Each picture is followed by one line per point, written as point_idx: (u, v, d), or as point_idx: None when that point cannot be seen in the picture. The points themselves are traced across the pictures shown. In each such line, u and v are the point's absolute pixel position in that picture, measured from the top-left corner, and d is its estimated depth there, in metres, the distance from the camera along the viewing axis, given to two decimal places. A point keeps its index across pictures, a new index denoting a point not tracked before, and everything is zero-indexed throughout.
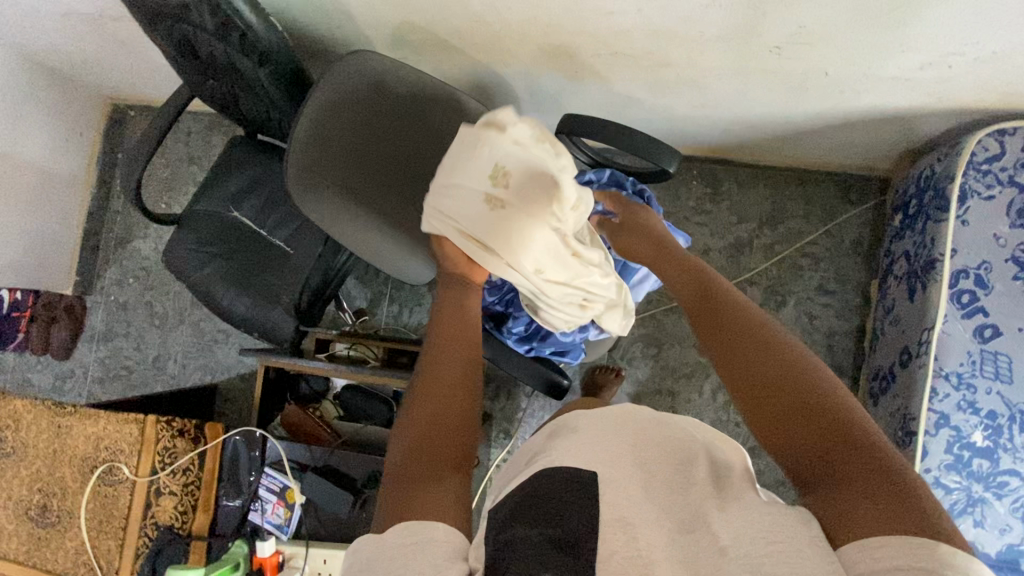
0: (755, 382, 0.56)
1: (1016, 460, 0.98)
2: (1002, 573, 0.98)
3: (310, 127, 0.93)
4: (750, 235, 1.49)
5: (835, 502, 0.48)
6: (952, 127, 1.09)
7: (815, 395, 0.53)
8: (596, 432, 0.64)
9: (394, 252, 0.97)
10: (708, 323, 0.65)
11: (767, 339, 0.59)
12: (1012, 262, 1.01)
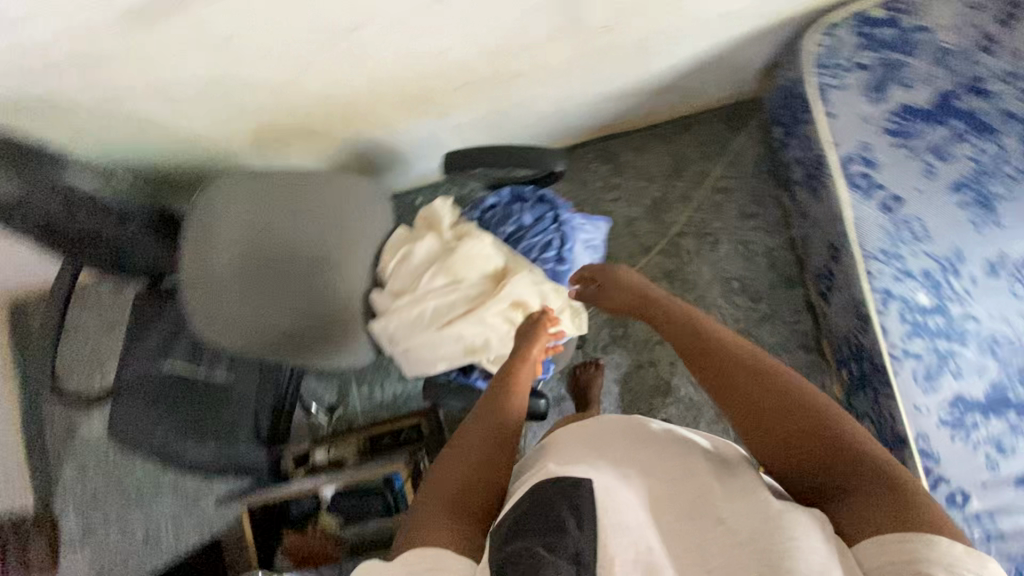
0: (764, 410, 0.67)
1: (962, 305, 1.05)
2: (996, 410, 1.03)
3: (196, 237, 0.94)
4: (662, 192, 1.55)
5: (855, 512, 0.57)
6: (788, 36, 1.17)
7: (830, 425, 0.63)
8: (611, 457, 0.70)
9: (310, 344, 0.96)
10: (706, 362, 0.75)
11: (776, 377, 0.68)
12: (884, 133, 1.09)
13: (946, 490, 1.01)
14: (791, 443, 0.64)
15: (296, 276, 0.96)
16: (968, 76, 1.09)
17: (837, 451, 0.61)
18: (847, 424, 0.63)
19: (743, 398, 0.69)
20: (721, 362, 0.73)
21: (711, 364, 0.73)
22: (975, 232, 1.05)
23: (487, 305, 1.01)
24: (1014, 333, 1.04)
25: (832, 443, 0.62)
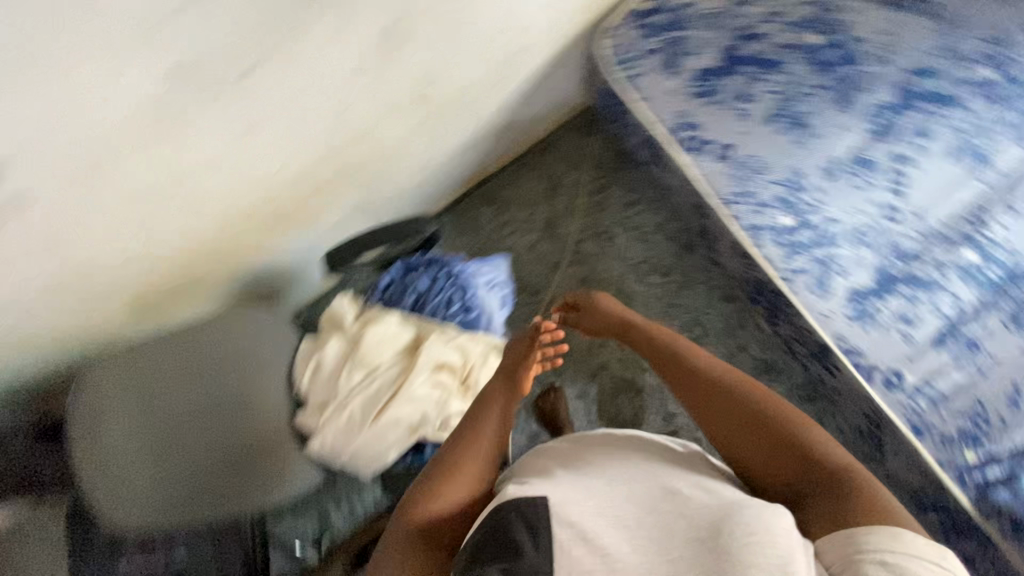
0: (738, 418, 0.75)
1: (818, 212, 1.15)
2: (887, 290, 1.11)
3: (90, 432, 0.94)
4: (547, 212, 1.65)
5: (821, 512, 0.65)
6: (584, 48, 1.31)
7: (804, 432, 0.72)
8: (580, 464, 0.74)
9: (231, 491, 0.91)
10: (684, 376, 0.83)
11: (748, 390, 0.76)
12: (693, 97, 1.21)
13: (882, 376, 1.09)
14: (767, 446, 0.72)
15: (198, 427, 0.95)
16: (738, 28, 1.24)
17: (809, 455, 0.70)
18: (816, 438, 0.71)
19: (722, 407, 0.76)
20: (701, 375, 0.81)
21: (691, 380, 0.81)
22: (800, 147, 1.18)
23: (412, 379, 1.04)
24: (872, 218, 1.15)
25: (805, 448, 0.70)
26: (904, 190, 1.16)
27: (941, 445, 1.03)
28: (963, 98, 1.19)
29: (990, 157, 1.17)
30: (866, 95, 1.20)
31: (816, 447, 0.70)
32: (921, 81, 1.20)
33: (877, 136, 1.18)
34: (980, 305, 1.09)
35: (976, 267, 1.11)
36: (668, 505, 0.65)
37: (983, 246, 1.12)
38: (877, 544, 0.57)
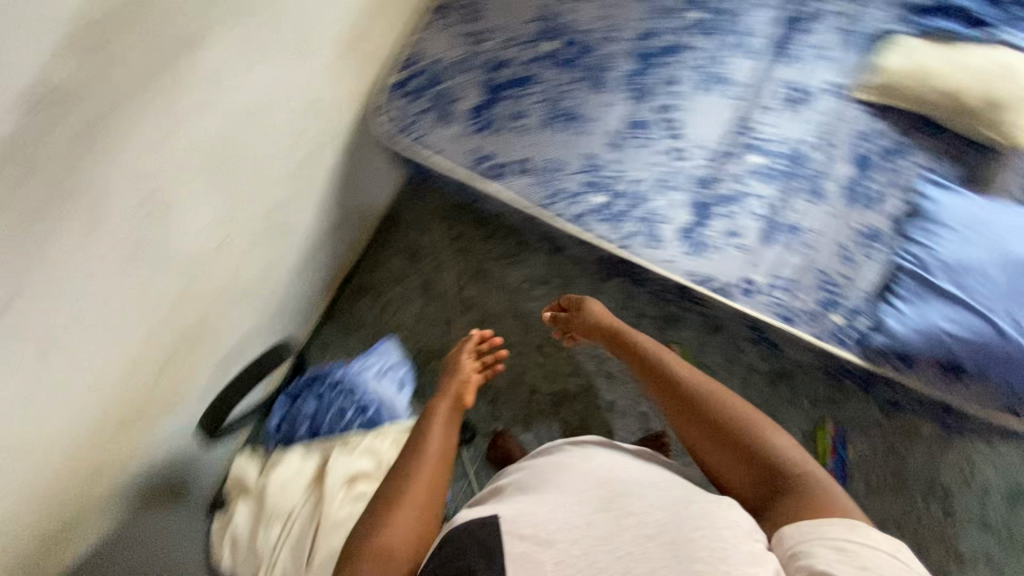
0: (712, 431, 0.90)
1: (622, 181, 1.30)
2: (704, 215, 1.26)
3: None
4: (416, 280, 1.74)
5: (776, 509, 0.80)
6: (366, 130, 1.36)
7: (771, 435, 0.88)
8: (548, 474, 0.90)
9: None
10: (669, 390, 0.98)
11: (725, 406, 0.92)
12: (477, 132, 1.33)
13: (737, 287, 1.22)
14: (737, 450, 0.88)
15: None
16: (485, 59, 1.36)
17: (772, 455, 0.85)
18: (780, 450, 0.86)
19: (699, 421, 0.92)
20: (681, 383, 0.97)
21: (676, 388, 0.98)
22: (580, 134, 1.33)
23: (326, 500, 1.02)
24: (667, 164, 1.30)
25: (769, 451, 0.86)
26: (680, 132, 1.32)
27: (808, 319, 1.18)
28: (687, 39, 1.37)
29: (728, 78, 1.35)
30: (613, 72, 1.36)
31: (779, 458, 0.85)
32: (650, 39, 1.38)
33: (636, 102, 1.34)
34: (781, 195, 1.25)
35: (766, 166, 1.28)
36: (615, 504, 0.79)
37: (762, 147, 1.29)
38: (831, 532, 0.71)
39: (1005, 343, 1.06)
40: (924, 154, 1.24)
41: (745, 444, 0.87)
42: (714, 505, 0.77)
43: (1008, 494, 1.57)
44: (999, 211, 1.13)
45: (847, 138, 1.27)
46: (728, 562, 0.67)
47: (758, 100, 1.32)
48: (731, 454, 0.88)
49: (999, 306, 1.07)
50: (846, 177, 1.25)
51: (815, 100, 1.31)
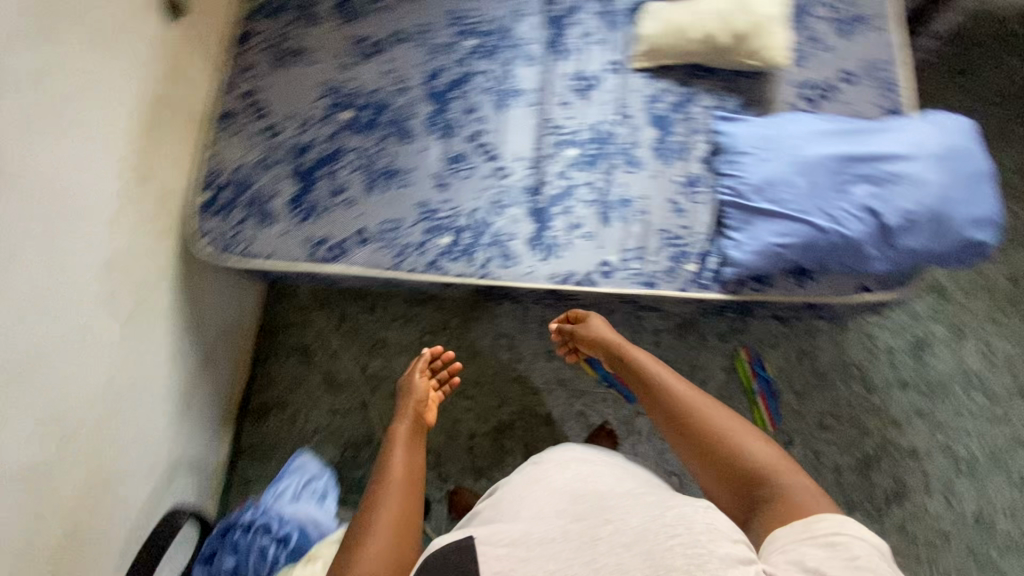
0: (705, 445, 0.94)
1: (459, 216, 1.32)
2: (542, 220, 1.33)
3: None
4: (317, 381, 1.71)
5: (762, 520, 0.83)
6: (190, 265, 1.36)
7: (758, 444, 0.92)
8: (535, 493, 0.96)
9: None
10: (668, 406, 1.02)
11: (720, 420, 0.95)
12: (303, 220, 1.31)
13: (596, 271, 1.29)
14: (725, 461, 0.92)
15: None
16: (287, 148, 1.35)
17: (757, 464, 0.89)
18: (771, 463, 0.88)
19: (695, 436, 0.96)
20: (674, 397, 1.02)
21: (672, 401, 1.02)
22: (406, 185, 1.34)
23: None
24: (496, 184, 1.36)
25: (754, 460, 0.89)
26: (496, 153, 1.39)
27: (666, 276, 1.27)
28: (470, 67, 1.45)
29: (518, 89, 1.44)
30: (414, 119, 1.40)
31: (769, 471, 0.87)
32: (436, 78, 1.44)
33: (446, 139, 1.39)
34: (602, 174, 1.37)
35: (579, 156, 1.39)
36: (591, 514, 0.82)
37: (571, 140, 1.40)
38: (824, 530, 0.74)
39: (826, 236, 1.15)
40: (706, 94, 1.38)
41: (734, 455, 0.91)
42: (693, 510, 0.77)
43: (906, 348, 1.74)
44: (781, 124, 1.24)
45: (639, 106, 1.40)
46: (705, 566, 0.68)
47: (550, 101, 1.43)
48: (719, 465, 0.92)
49: (809, 207, 1.16)
50: (652, 137, 1.37)
51: (600, 82, 1.43)
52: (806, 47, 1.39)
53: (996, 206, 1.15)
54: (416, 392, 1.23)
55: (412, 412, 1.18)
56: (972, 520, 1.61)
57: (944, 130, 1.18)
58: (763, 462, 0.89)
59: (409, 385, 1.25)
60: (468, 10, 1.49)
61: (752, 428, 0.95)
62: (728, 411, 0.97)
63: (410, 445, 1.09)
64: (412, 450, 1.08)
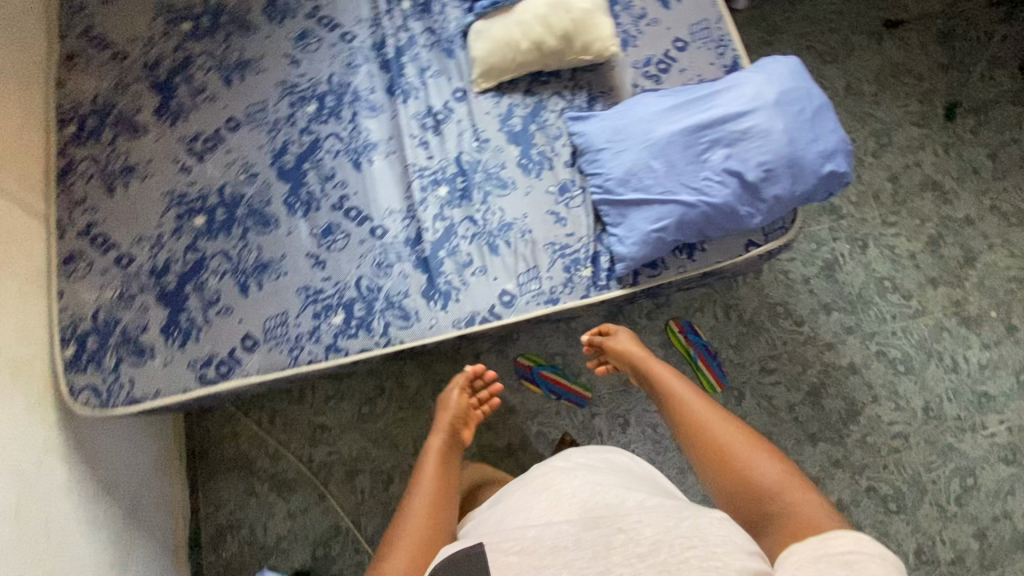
0: (722, 454, 1.02)
1: (346, 290, 1.27)
2: (431, 268, 1.29)
3: None
4: (265, 490, 1.62)
5: (776, 532, 0.88)
6: (72, 428, 1.26)
7: (769, 461, 0.97)
8: (543, 499, 0.95)
9: None
10: (688, 418, 1.11)
11: (737, 434, 1.03)
12: (184, 345, 1.22)
13: (498, 304, 1.26)
14: (739, 471, 0.98)
15: None
16: (146, 274, 1.27)
17: (765, 479, 0.95)
18: (784, 478, 0.94)
19: (712, 444, 1.04)
20: (694, 410, 1.12)
21: (692, 414, 1.11)
22: (283, 275, 1.28)
23: None
24: (375, 245, 1.31)
25: (762, 476, 0.95)
26: (367, 214, 1.34)
27: (568, 288, 1.26)
28: (316, 133, 1.40)
29: (371, 142, 1.40)
30: (273, 203, 1.33)
31: (782, 485, 0.93)
32: (284, 155, 1.37)
33: (311, 215, 1.33)
34: (480, 205, 1.34)
35: (451, 193, 1.36)
36: (602, 522, 0.84)
37: (439, 179, 1.37)
38: (840, 546, 0.77)
39: (699, 207, 1.16)
40: (553, 98, 1.40)
41: (745, 470, 0.97)
42: (706, 521, 0.83)
43: (819, 273, 1.80)
44: (629, 112, 1.26)
45: (495, 128, 1.40)
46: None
47: (406, 145, 1.40)
48: (728, 480, 0.99)
49: (676, 185, 1.18)
50: (517, 154, 1.37)
51: (451, 114, 1.42)
52: (633, 30, 1.42)
53: (842, 132, 1.19)
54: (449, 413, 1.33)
55: (449, 426, 1.28)
56: (922, 415, 1.68)
57: (775, 77, 1.23)
58: (777, 476, 0.94)
59: (449, 401, 1.35)
60: (298, 77, 1.44)
61: (765, 445, 1.01)
62: (747, 428, 1.05)
63: (449, 457, 1.19)
64: (446, 463, 1.17)
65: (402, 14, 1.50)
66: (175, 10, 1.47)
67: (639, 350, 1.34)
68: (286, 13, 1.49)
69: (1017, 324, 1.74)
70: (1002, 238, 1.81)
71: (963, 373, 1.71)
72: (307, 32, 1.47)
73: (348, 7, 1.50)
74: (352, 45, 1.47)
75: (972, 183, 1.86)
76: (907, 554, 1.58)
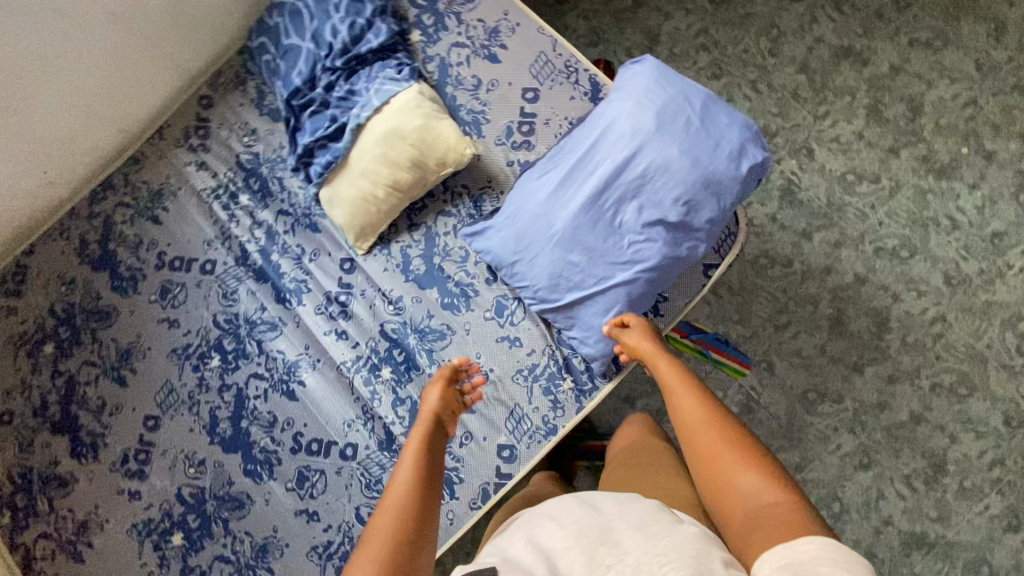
0: (704, 443, 0.85)
1: (352, 529, 1.18)
2: None
3: None
4: None
5: (751, 541, 0.74)
6: None
7: (758, 465, 0.80)
8: (549, 526, 0.83)
9: None
10: (671, 397, 0.94)
11: (722, 421, 0.87)
12: None
13: (502, 463, 1.15)
14: (720, 467, 0.82)
15: None
16: None
17: (751, 484, 0.78)
18: (766, 475, 0.79)
19: (696, 435, 0.87)
20: (677, 392, 0.93)
21: (682, 403, 0.91)
22: (286, 548, 1.18)
23: None
24: (354, 468, 1.21)
25: (745, 476, 0.79)
26: (327, 439, 1.22)
27: (560, 409, 1.15)
28: (234, 384, 1.27)
29: (292, 363, 1.27)
30: (235, 480, 1.23)
31: (764, 484, 0.78)
32: (218, 426, 1.26)
33: (277, 471, 1.22)
34: (430, 369, 1.22)
35: (396, 371, 1.23)
36: (597, 556, 0.74)
37: (376, 363, 1.25)
38: (809, 551, 0.67)
39: (641, 278, 1.05)
40: (439, 220, 1.26)
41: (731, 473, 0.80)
42: (681, 538, 0.74)
43: (782, 203, 1.66)
44: (520, 209, 1.12)
45: (402, 281, 1.26)
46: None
47: (326, 345, 1.27)
48: (709, 482, 0.82)
49: (606, 267, 1.07)
50: (436, 295, 1.24)
51: (352, 290, 1.28)
52: (476, 109, 1.27)
53: (738, 117, 1.06)
54: (433, 401, 1.04)
55: (433, 415, 1.00)
56: (947, 288, 1.58)
57: (642, 96, 1.08)
58: (759, 471, 0.79)
59: (428, 392, 1.06)
60: (185, 337, 1.31)
61: (759, 447, 0.83)
62: (734, 417, 0.88)
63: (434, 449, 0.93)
64: (432, 451, 0.92)
65: (247, 213, 1.35)
66: (29, 338, 1.33)
67: (652, 346, 1.01)
68: (136, 277, 1.34)
69: (991, 148, 1.62)
70: (936, 69, 1.66)
71: (965, 225, 1.60)
72: (166, 285, 1.33)
73: (190, 234, 1.35)
74: (217, 272, 1.33)
75: (880, 29, 1.70)
76: (999, 428, 1.52)
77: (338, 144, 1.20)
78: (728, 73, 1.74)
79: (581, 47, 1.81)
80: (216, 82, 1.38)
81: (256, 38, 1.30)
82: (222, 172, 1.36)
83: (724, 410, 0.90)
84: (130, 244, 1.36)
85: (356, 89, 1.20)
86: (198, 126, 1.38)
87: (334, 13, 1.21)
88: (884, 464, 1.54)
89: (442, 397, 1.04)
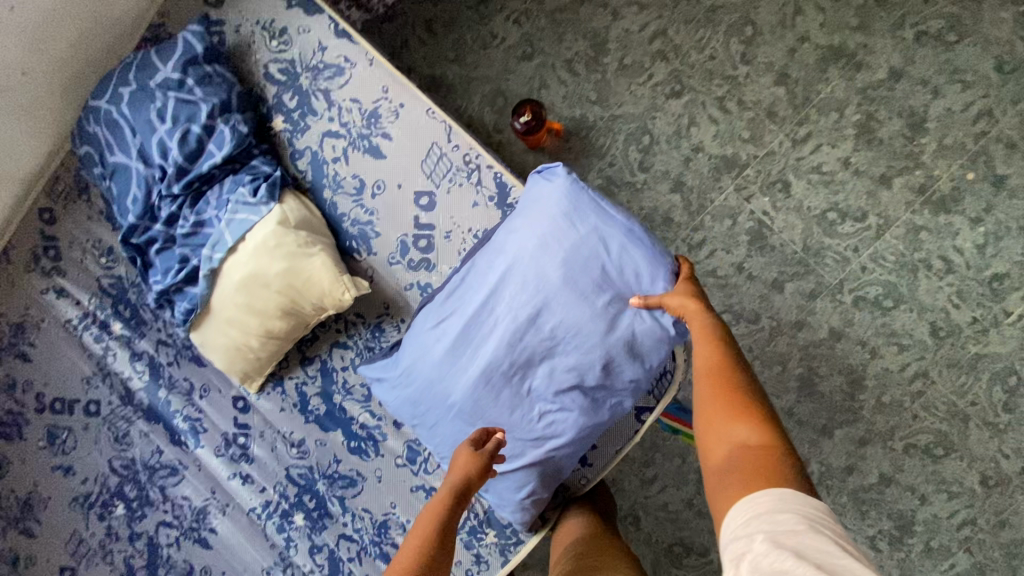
0: (711, 394, 0.73)
1: None
2: None
3: None
4: None
5: (726, 488, 0.62)
6: None
7: (761, 426, 0.67)
8: None
9: None
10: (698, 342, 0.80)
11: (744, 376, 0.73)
12: None
13: None
14: (720, 415, 0.70)
15: None
16: None
17: (744, 440, 0.66)
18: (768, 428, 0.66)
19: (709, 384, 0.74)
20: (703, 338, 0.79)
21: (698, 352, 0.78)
22: None
23: None
24: None
25: (741, 428, 0.67)
26: None
27: (484, 564, 1.05)
28: (146, 532, 1.17)
29: (200, 509, 1.17)
30: None
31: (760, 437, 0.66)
32: None
33: None
34: (344, 516, 1.11)
35: (309, 517, 1.13)
36: None
37: (287, 509, 1.14)
38: (785, 515, 0.55)
39: (555, 455, 0.91)
40: (334, 352, 1.09)
41: (728, 421, 0.68)
42: None
43: (750, 249, 1.42)
44: (415, 367, 0.94)
45: (302, 422, 1.12)
46: None
47: (232, 490, 1.16)
48: (704, 432, 0.71)
49: (514, 444, 0.92)
50: (341, 438, 1.11)
51: (250, 430, 1.15)
52: (361, 218, 1.04)
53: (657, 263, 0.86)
54: (461, 464, 0.83)
55: (462, 486, 0.81)
56: (933, 341, 1.40)
57: (548, 234, 0.88)
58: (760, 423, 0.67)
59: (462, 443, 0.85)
60: (85, 484, 1.18)
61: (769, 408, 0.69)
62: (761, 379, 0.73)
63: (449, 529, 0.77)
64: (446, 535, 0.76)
65: (122, 345, 1.18)
66: None
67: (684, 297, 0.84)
68: (19, 422, 1.18)
69: (1003, 172, 1.35)
70: (946, 72, 1.36)
71: (961, 268, 1.38)
72: (53, 429, 1.18)
73: (66, 372, 1.18)
74: (104, 414, 1.19)
75: (880, 20, 1.38)
76: (974, 488, 1.39)
77: (195, 290, 1.01)
78: (690, 88, 1.42)
79: (512, 62, 1.47)
80: (54, 191, 1.17)
81: (79, 146, 1.04)
82: (85, 300, 1.18)
83: (747, 371, 0.75)
84: (3, 385, 1.18)
85: (205, 219, 0.99)
86: (47, 246, 1.17)
87: (160, 124, 0.97)
88: (849, 527, 1.42)
89: (472, 461, 0.83)
